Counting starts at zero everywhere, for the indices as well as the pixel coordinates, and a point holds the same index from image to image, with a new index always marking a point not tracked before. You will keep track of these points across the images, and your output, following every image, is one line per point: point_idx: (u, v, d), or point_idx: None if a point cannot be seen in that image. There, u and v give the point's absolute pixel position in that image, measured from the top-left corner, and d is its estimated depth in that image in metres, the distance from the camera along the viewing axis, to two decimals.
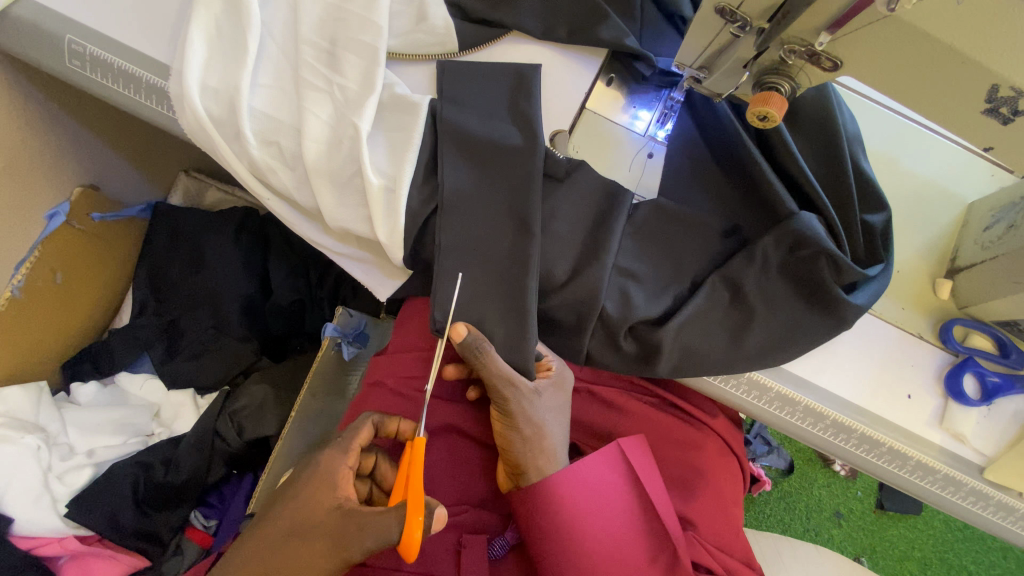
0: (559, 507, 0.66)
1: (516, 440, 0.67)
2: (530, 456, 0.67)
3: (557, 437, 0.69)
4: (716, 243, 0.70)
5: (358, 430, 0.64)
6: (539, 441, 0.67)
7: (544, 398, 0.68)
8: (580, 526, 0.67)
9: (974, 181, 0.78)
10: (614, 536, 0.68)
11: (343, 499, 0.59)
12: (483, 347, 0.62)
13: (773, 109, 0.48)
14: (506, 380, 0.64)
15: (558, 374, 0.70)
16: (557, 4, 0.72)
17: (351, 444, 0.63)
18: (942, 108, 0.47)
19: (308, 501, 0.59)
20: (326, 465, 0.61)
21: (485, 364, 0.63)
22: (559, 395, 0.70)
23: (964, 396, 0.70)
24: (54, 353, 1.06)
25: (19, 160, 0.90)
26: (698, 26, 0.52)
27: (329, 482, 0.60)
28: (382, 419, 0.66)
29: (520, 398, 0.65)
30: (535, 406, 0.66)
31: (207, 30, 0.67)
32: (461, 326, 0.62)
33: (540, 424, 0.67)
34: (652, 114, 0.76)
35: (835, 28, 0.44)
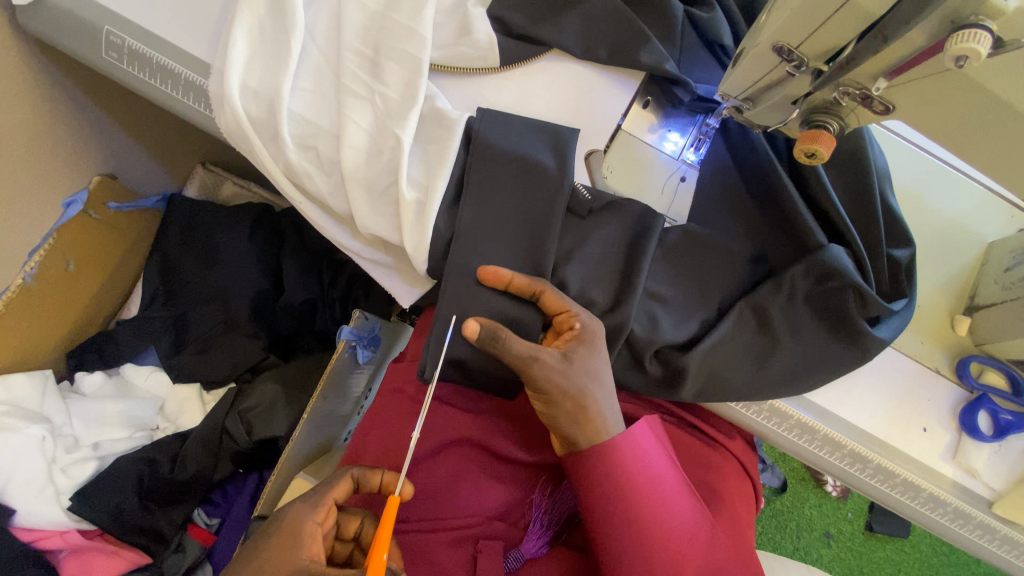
0: (622, 473, 0.64)
1: (560, 416, 0.63)
2: (576, 427, 0.63)
3: (608, 408, 0.64)
4: (743, 270, 0.71)
5: (335, 484, 0.61)
6: (582, 411, 0.62)
7: (577, 363, 0.61)
8: (642, 496, 0.64)
9: (994, 221, 0.80)
10: (669, 512, 0.64)
11: (308, 561, 0.55)
12: (500, 335, 0.60)
13: (821, 147, 0.49)
14: (529, 358, 0.60)
15: (583, 332, 0.62)
16: (599, 24, 0.72)
17: (322, 498, 0.59)
18: (990, 157, 0.47)
19: (272, 558, 0.56)
20: (294, 520, 0.58)
21: (507, 347, 0.60)
22: (591, 357, 0.62)
23: (977, 431, 0.71)
24: (61, 342, 1.05)
25: (40, 147, 0.89)
26: (753, 60, 0.52)
27: (294, 539, 0.57)
28: (361, 473, 0.63)
29: (545, 367, 0.60)
30: (569, 376, 0.61)
31: (250, 30, 0.66)
32: (472, 322, 0.60)
33: (581, 394, 0.62)
34: (685, 138, 0.77)
35: (894, 75, 0.45)
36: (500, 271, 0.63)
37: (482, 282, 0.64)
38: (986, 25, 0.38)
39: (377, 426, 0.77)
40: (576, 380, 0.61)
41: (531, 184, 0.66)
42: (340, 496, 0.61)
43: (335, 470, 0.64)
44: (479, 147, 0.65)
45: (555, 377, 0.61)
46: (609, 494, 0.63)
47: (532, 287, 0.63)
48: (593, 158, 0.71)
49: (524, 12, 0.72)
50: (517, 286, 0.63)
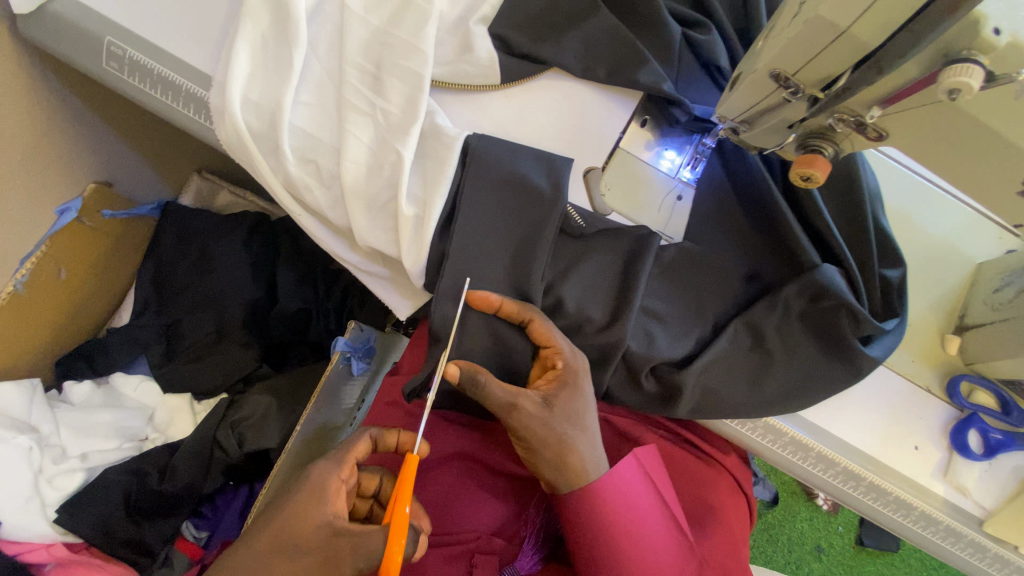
0: (606, 514, 0.63)
1: (543, 464, 0.62)
2: (559, 474, 0.62)
3: (590, 453, 0.63)
4: (738, 288, 0.72)
5: (355, 442, 0.60)
6: (563, 459, 0.61)
7: (557, 408, 0.61)
8: (626, 536, 0.63)
9: (983, 242, 0.81)
10: (653, 550, 0.64)
11: (333, 515, 0.54)
12: (480, 378, 0.59)
13: (817, 171, 0.50)
14: (508, 406, 0.59)
15: (565, 372, 0.62)
16: (598, 45, 0.73)
17: (345, 456, 0.58)
18: (983, 185, 0.48)
19: (294, 515, 0.54)
20: (318, 476, 0.56)
21: (487, 393, 0.59)
22: (572, 400, 0.62)
23: (968, 450, 0.72)
24: (50, 350, 1.03)
25: (36, 154, 0.88)
26: (752, 85, 0.53)
27: (318, 496, 0.55)
28: (380, 432, 0.62)
29: (525, 416, 0.59)
30: (549, 423, 0.60)
31: (253, 44, 0.67)
32: (453, 366, 0.58)
33: (562, 442, 0.60)
34: (681, 157, 0.78)
35: (889, 104, 0.46)
36: (490, 297, 0.63)
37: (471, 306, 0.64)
38: (978, 61, 0.39)
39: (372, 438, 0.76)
40: (558, 426, 0.60)
41: (526, 205, 0.66)
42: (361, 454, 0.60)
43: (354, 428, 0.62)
44: (477, 162, 0.65)
45: (536, 423, 0.60)
46: (593, 536, 0.63)
47: (521, 314, 0.63)
48: (592, 175, 0.72)
49: (525, 31, 0.73)
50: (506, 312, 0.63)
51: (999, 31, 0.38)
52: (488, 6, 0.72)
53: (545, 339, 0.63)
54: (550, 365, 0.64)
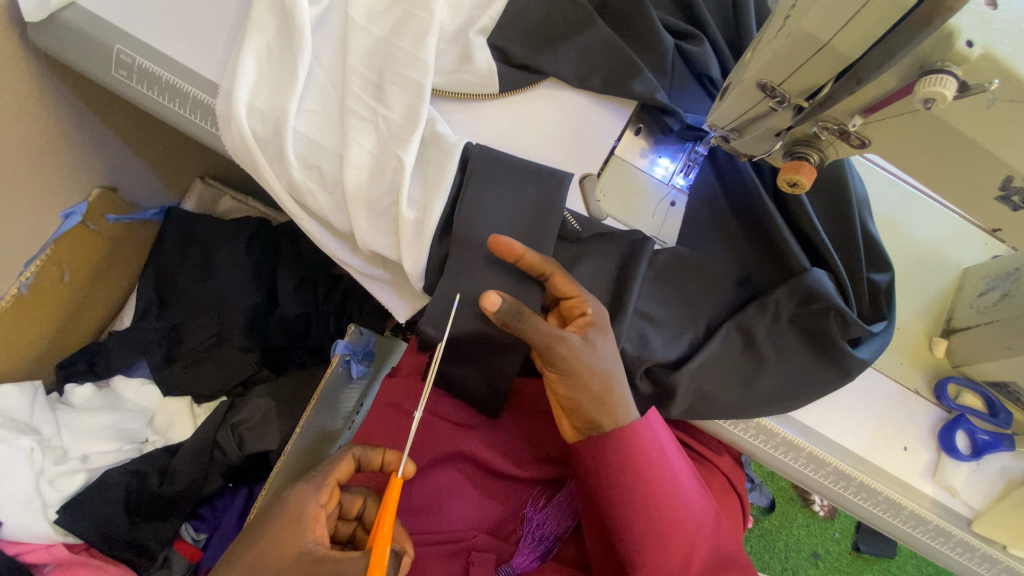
0: (642, 458, 0.64)
1: (586, 400, 0.63)
2: (602, 411, 0.64)
3: (625, 393, 0.65)
4: (730, 291, 0.73)
5: (336, 464, 0.61)
6: (607, 394, 0.63)
7: (597, 347, 0.62)
8: (660, 482, 0.64)
9: (969, 248, 0.83)
10: (684, 501, 0.65)
11: (313, 541, 0.55)
12: (521, 311, 0.60)
13: (803, 177, 0.52)
14: (552, 338, 0.61)
15: (595, 317, 0.64)
16: (594, 56, 0.76)
17: (326, 479, 0.59)
18: (961, 192, 0.50)
19: (273, 541, 0.55)
20: (296, 501, 0.57)
21: (527, 326, 0.60)
22: (607, 343, 0.64)
23: (956, 450, 0.74)
24: (52, 352, 1.04)
25: (43, 160, 0.89)
26: (740, 95, 0.55)
27: (298, 521, 0.56)
28: (363, 452, 0.64)
29: (568, 349, 0.61)
30: (592, 358, 0.62)
31: (259, 53, 0.69)
32: (495, 295, 0.59)
33: (607, 375, 0.63)
34: (674, 164, 0.79)
35: (870, 111, 0.48)
36: (513, 246, 0.62)
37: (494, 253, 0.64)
38: (953, 71, 0.41)
39: (371, 439, 0.78)
40: (599, 362, 0.62)
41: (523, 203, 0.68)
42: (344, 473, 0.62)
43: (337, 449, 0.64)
44: (478, 164, 0.67)
45: (578, 358, 0.61)
46: (628, 477, 0.64)
47: (546, 266, 0.64)
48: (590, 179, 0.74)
49: (523, 42, 0.75)
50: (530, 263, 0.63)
51: (971, 44, 0.40)
52: (487, 18, 0.74)
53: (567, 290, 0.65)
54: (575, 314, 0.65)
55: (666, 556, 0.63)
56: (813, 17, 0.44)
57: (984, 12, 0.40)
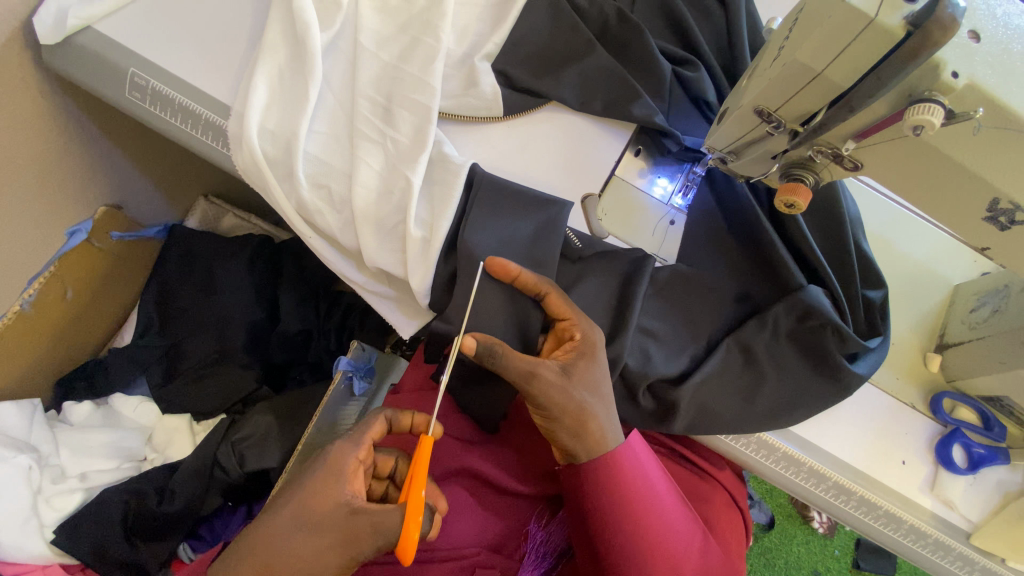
0: (624, 483, 0.64)
1: (562, 432, 0.62)
2: (579, 442, 0.63)
3: (608, 421, 0.63)
4: (728, 307, 0.75)
5: (370, 424, 0.60)
6: (582, 426, 0.61)
7: (576, 376, 0.61)
8: (642, 506, 0.65)
9: (959, 266, 0.86)
10: (666, 523, 0.66)
11: (350, 495, 0.55)
12: (496, 350, 0.59)
13: (800, 199, 0.54)
14: (528, 375, 0.59)
15: (583, 343, 0.63)
16: (594, 81, 0.78)
17: (362, 435, 0.59)
18: (948, 213, 0.53)
19: (314, 491, 0.55)
20: (336, 455, 0.57)
21: (503, 364, 0.59)
22: (590, 371, 0.62)
23: (953, 464, 0.75)
24: (51, 369, 1.04)
25: (53, 179, 0.90)
26: (737, 119, 0.57)
27: (336, 475, 0.56)
28: (394, 414, 0.62)
29: (544, 383, 0.60)
30: (568, 391, 0.61)
31: (271, 77, 0.71)
32: (469, 339, 0.58)
33: (581, 410, 0.61)
34: (673, 184, 0.82)
35: (862, 137, 0.50)
36: (508, 263, 0.65)
37: (491, 274, 0.66)
38: (938, 100, 0.43)
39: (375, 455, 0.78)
40: (577, 394, 0.61)
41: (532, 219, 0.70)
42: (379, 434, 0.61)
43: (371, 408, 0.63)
44: (483, 181, 0.70)
45: (556, 391, 0.60)
46: (610, 503, 0.64)
47: (540, 284, 0.65)
48: (589, 201, 0.76)
49: (526, 67, 0.78)
50: (524, 280, 0.65)
51: (956, 75, 0.43)
52: (491, 44, 0.77)
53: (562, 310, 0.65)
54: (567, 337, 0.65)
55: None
56: (807, 47, 0.46)
57: (965, 47, 0.43)
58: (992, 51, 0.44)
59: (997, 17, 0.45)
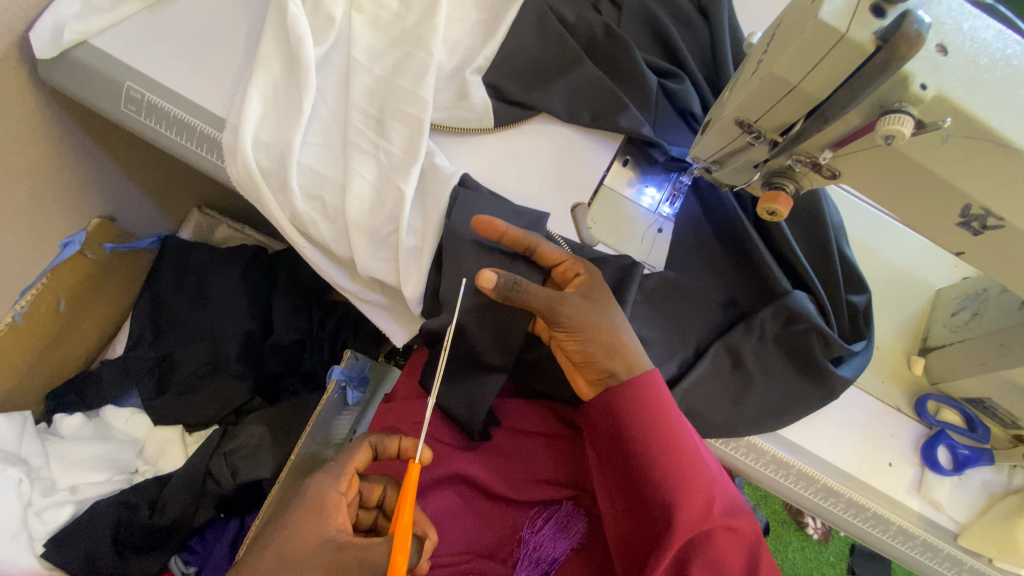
0: (658, 403, 0.65)
1: (598, 353, 0.65)
2: (615, 360, 0.65)
3: (636, 342, 0.67)
4: (716, 313, 0.77)
5: (352, 454, 0.60)
6: (617, 342, 0.65)
7: (598, 300, 0.66)
8: (676, 429, 0.65)
9: (940, 271, 0.88)
10: (697, 450, 0.66)
11: (334, 531, 0.56)
12: (518, 283, 0.61)
13: (781, 207, 0.56)
14: (555, 300, 0.63)
15: (589, 277, 0.68)
16: (582, 93, 0.80)
17: (344, 468, 0.59)
18: (923, 219, 0.55)
19: (296, 530, 0.55)
20: (316, 490, 0.57)
21: (527, 293, 0.62)
22: (606, 292, 0.68)
23: (938, 465, 0.76)
24: (42, 381, 1.03)
25: (47, 191, 0.90)
26: (719, 130, 0.59)
27: (319, 511, 0.56)
28: (379, 440, 0.62)
29: (573, 306, 0.64)
30: (597, 312, 0.65)
31: (265, 90, 0.72)
32: (489, 273, 0.60)
33: (613, 327, 0.66)
34: (660, 194, 0.83)
35: (838, 146, 0.51)
36: (495, 220, 0.65)
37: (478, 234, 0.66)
38: (909, 111, 0.44)
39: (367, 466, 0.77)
40: (605, 312, 0.66)
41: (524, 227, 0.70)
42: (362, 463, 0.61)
43: (354, 436, 0.63)
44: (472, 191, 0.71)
45: (585, 311, 0.64)
46: (647, 422, 0.64)
47: (529, 237, 0.66)
48: (581, 207, 0.77)
49: (516, 80, 0.80)
50: (513, 235, 0.66)
51: (924, 87, 0.44)
52: (482, 58, 0.79)
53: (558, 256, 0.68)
54: (572, 277, 0.69)
55: (687, 499, 0.63)
56: (783, 62, 0.48)
57: (933, 61, 0.45)
58: (958, 63, 0.46)
59: (963, 30, 0.47)
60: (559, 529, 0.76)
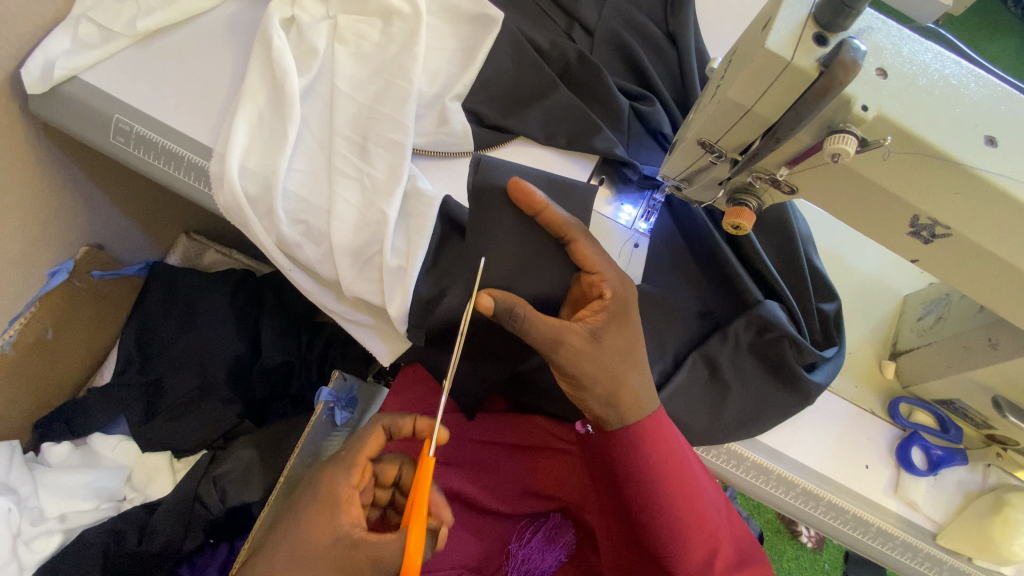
0: (666, 455, 0.67)
1: (592, 400, 0.67)
2: (610, 409, 0.67)
3: (641, 386, 0.68)
4: (692, 324, 0.80)
5: (366, 439, 0.60)
6: (614, 393, 0.66)
7: (605, 341, 0.65)
8: (683, 476, 0.68)
9: (907, 277, 0.91)
10: (703, 496, 0.69)
11: (347, 528, 0.56)
12: (517, 312, 0.61)
13: (744, 222, 0.60)
14: (552, 342, 0.63)
15: (612, 302, 0.66)
16: (558, 116, 0.83)
17: (355, 459, 0.59)
18: (878, 228, 0.58)
19: (310, 527, 0.56)
20: (328, 484, 0.57)
21: (522, 326, 0.62)
22: (619, 332, 0.67)
23: (913, 466, 0.79)
24: (29, 411, 1.03)
25: (36, 222, 0.91)
26: (684, 149, 0.62)
27: (332, 507, 0.56)
28: (393, 422, 0.62)
29: (572, 350, 0.63)
30: (599, 359, 0.64)
31: (250, 119, 0.74)
32: (487, 298, 0.60)
33: (613, 376, 0.65)
34: (636, 210, 0.85)
35: (793, 164, 0.55)
36: (535, 195, 0.66)
37: (512, 198, 0.67)
38: (851, 131, 0.48)
39: None
40: (608, 360, 0.65)
41: (512, 239, 0.70)
42: (375, 449, 0.61)
43: (365, 421, 0.63)
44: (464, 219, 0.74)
45: (583, 358, 0.64)
46: (654, 474, 0.67)
47: (565, 225, 0.67)
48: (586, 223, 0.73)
49: (494, 105, 0.83)
50: (550, 216, 0.67)
51: (866, 109, 0.47)
52: (461, 85, 0.82)
53: (590, 263, 0.67)
54: (596, 293, 0.68)
55: (690, 551, 0.67)
56: (735, 88, 0.51)
57: (872, 83, 0.48)
58: (898, 86, 0.48)
59: (902, 54, 0.49)
60: (547, 540, 0.80)
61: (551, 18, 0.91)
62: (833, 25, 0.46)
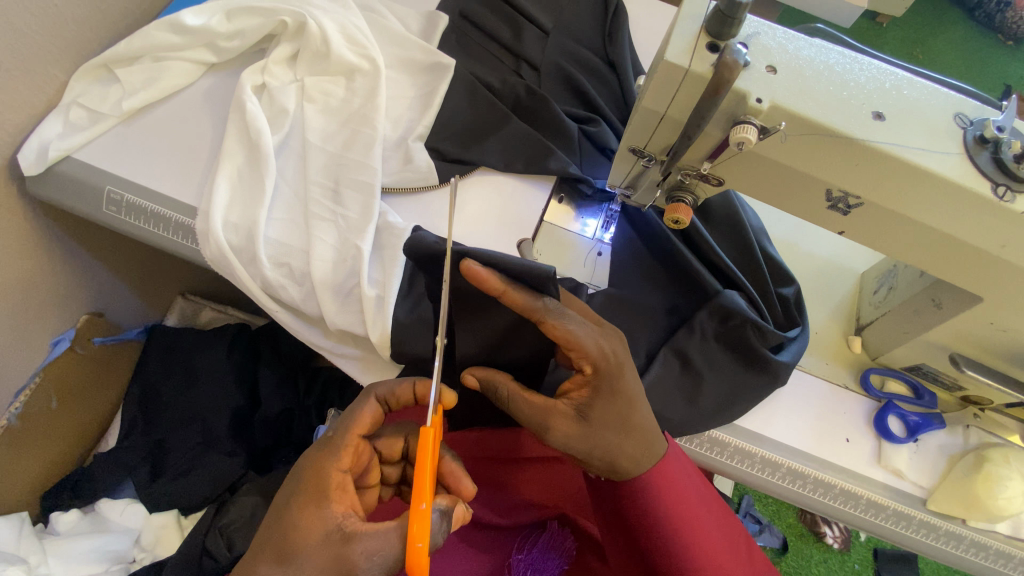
0: (661, 474, 0.67)
1: (595, 469, 0.67)
2: (614, 476, 0.67)
3: (636, 449, 0.66)
4: (659, 321, 0.85)
5: (358, 416, 0.62)
6: (612, 466, 0.66)
7: (595, 418, 0.65)
8: (681, 496, 0.67)
9: (861, 256, 0.96)
10: (706, 517, 0.68)
11: (341, 519, 0.56)
12: (500, 393, 0.67)
13: (681, 216, 0.65)
14: (539, 425, 0.66)
15: (594, 376, 0.65)
16: (513, 145, 0.90)
17: (345, 441, 0.60)
18: (803, 207, 0.63)
19: (297, 520, 0.55)
20: (318, 469, 0.58)
21: (506, 404, 0.67)
22: (608, 406, 0.65)
23: (890, 434, 0.81)
24: (36, 483, 1.05)
25: (36, 296, 0.97)
26: (619, 159, 0.70)
27: (320, 498, 0.56)
28: (386, 393, 0.64)
29: (563, 433, 0.65)
30: (590, 436, 0.64)
31: (230, 178, 0.81)
32: (472, 377, 0.69)
33: (608, 449, 0.65)
34: (598, 221, 0.91)
35: (713, 157, 0.61)
36: (491, 282, 0.60)
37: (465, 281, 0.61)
38: (751, 121, 0.54)
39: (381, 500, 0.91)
40: (600, 437, 0.64)
41: None
42: (366, 424, 0.62)
43: (356, 399, 0.64)
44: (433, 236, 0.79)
45: (572, 438, 0.65)
46: (649, 490, 0.66)
47: (529, 308, 0.63)
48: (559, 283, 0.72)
49: (453, 142, 0.90)
50: (511, 300, 0.62)
51: (760, 100, 0.53)
52: (421, 126, 0.89)
53: (569, 341, 0.64)
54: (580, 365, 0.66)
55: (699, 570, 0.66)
56: (649, 97, 0.58)
57: (763, 79, 0.54)
58: (787, 78, 0.55)
59: (789, 50, 0.56)
60: (547, 549, 0.80)
61: (500, 59, 1.00)
62: (722, 33, 0.53)
